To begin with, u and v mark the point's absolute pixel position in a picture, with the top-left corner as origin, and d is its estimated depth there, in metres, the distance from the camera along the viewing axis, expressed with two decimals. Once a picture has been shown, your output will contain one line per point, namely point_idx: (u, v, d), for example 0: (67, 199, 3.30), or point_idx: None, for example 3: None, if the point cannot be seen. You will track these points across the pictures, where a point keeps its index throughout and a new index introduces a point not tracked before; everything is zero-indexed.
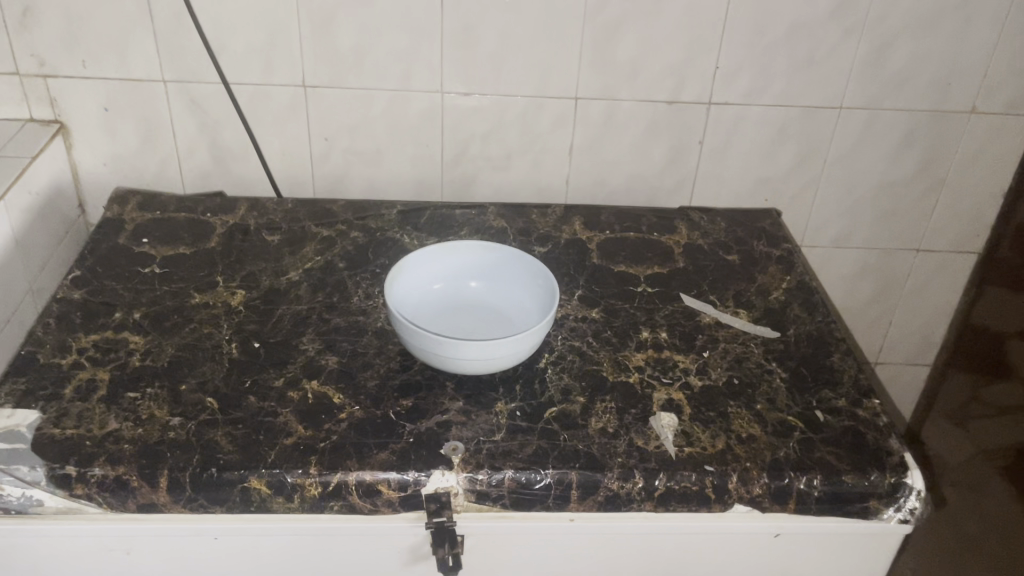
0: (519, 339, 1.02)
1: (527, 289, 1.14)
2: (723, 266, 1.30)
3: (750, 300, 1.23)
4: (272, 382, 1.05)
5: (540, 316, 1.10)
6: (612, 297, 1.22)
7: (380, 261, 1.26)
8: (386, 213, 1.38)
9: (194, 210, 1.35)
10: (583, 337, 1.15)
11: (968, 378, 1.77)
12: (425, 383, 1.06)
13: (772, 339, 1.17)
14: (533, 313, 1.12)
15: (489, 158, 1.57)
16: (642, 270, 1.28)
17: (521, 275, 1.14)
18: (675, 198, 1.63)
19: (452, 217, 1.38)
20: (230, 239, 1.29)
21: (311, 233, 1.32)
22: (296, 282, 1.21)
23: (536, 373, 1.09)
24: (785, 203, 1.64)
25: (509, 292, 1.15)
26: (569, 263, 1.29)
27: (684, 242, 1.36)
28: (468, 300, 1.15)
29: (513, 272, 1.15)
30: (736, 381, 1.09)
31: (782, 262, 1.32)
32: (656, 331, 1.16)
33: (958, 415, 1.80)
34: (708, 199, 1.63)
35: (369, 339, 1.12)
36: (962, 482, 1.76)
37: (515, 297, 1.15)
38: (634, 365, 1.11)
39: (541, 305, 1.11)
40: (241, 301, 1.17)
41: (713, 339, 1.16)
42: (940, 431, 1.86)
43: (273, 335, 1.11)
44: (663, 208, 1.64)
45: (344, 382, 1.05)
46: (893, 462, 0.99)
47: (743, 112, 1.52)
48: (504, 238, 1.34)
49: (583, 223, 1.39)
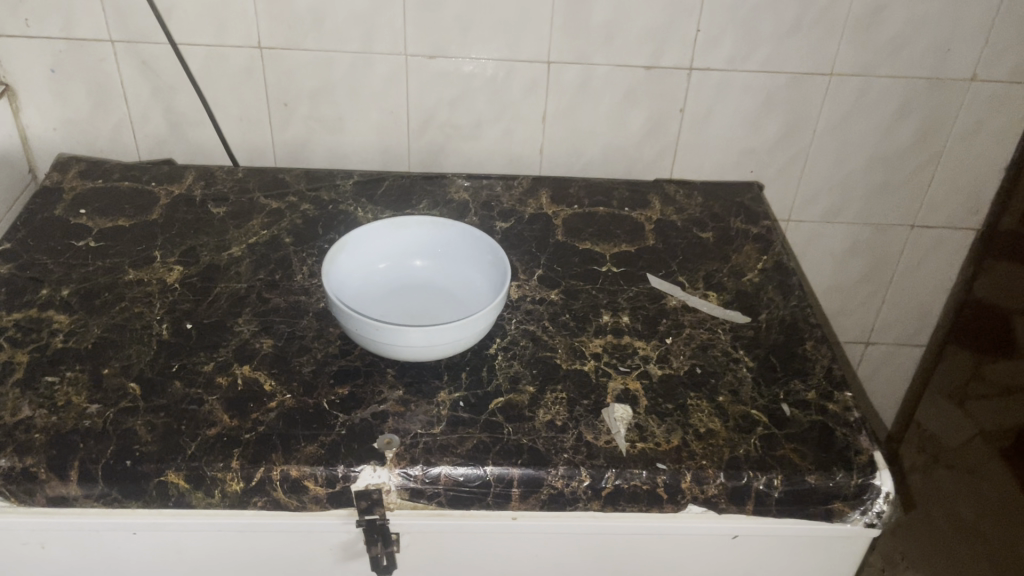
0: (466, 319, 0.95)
1: (477, 268, 1.06)
2: (695, 245, 1.22)
3: (721, 283, 1.16)
4: (201, 366, 0.98)
5: (491, 295, 1.03)
6: (573, 278, 1.15)
7: (329, 236, 1.19)
8: (342, 184, 1.30)
9: (139, 179, 1.28)
10: (538, 321, 1.07)
11: (965, 359, 1.69)
12: (364, 369, 0.99)
13: (741, 325, 1.09)
14: (483, 292, 1.04)
15: (458, 126, 1.49)
16: (609, 249, 1.21)
17: (471, 253, 1.07)
18: (654, 170, 1.55)
19: (412, 189, 1.30)
20: (173, 212, 1.22)
21: (259, 205, 1.24)
22: (238, 258, 1.14)
23: (484, 360, 1.02)
24: (771, 177, 1.55)
25: (459, 272, 1.08)
26: (532, 240, 1.21)
27: (656, 218, 1.27)
28: (414, 281, 1.08)
29: (463, 250, 1.08)
30: (699, 371, 1.02)
31: (760, 241, 1.24)
32: (618, 315, 1.09)
33: (954, 397, 1.73)
34: (690, 170, 1.55)
35: (309, 321, 1.05)
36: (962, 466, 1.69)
37: (465, 276, 1.07)
38: (591, 352, 1.03)
39: (492, 285, 1.03)
40: (177, 277, 1.10)
41: (678, 325, 1.08)
42: (936, 412, 1.78)
43: (207, 316, 1.05)
44: (643, 181, 1.56)
45: (277, 368, 0.99)
46: (861, 462, 0.92)
47: (727, 78, 1.43)
48: (465, 212, 1.26)
49: (551, 197, 1.31)
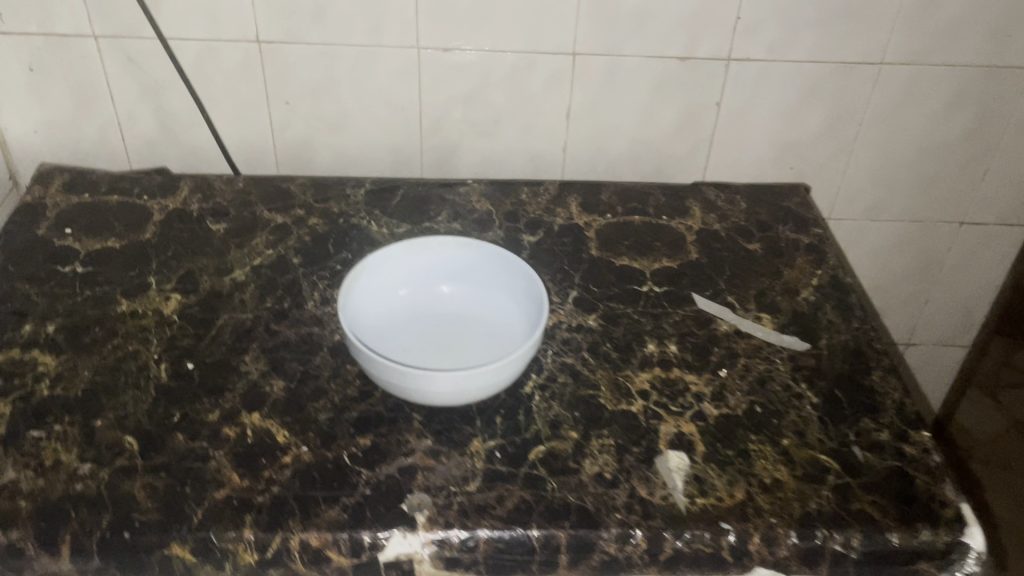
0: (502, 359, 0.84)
1: (509, 295, 0.96)
2: (743, 259, 1.12)
3: (775, 303, 1.05)
4: (205, 415, 0.88)
5: (527, 327, 0.92)
6: (612, 300, 1.04)
7: (341, 255, 1.08)
8: (353, 194, 1.19)
9: (129, 192, 1.17)
10: (577, 353, 0.97)
11: (1003, 350, 1.61)
12: (387, 415, 0.89)
13: (801, 353, 0.99)
14: (517, 322, 0.94)
15: (474, 124, 1.37)
16: (649, 265, 1.10)
17: (502, 278, 0.96)
18: (684, 174, 1.44)
19: (430, 199, 1.19)
20: (168, 230, 1.11)
21: (263, 220, 1.13)
22: (242, 284, 1.03)
23: (520, 401, 0.91)
24: (812, 174, 1.44)
25: (489, 298, 0.98)
26: (564, 256, 1.10)
27: (698, 228, 1.17)
28: (440, 308, 0.97)
29: (492, 274, 0.97)
30: (758, 410, 0.92)
31: (812, 253, 1.13)
32: (664, 344, 0.99)
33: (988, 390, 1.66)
34: (725, 169, 1.43)
35: (324, 358, 0.94)
36: (996, 462, 1.61)
37: (497, 304, 0.97)
38: (638, 389, 0.93)
39: (528, 315, 0.93)
40: (174, 308, 0.99)
41: (732, 354, 0.98)
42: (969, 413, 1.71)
43: (210, 354, 0.94)
44: (674, 181, 1.45)
45: (291, 415, 0.88)
46: (947, 516, 0.82)
47: (767, 69, 1.31)
48: (489, 224, 1.15)
49: (581, 204, 1.20)
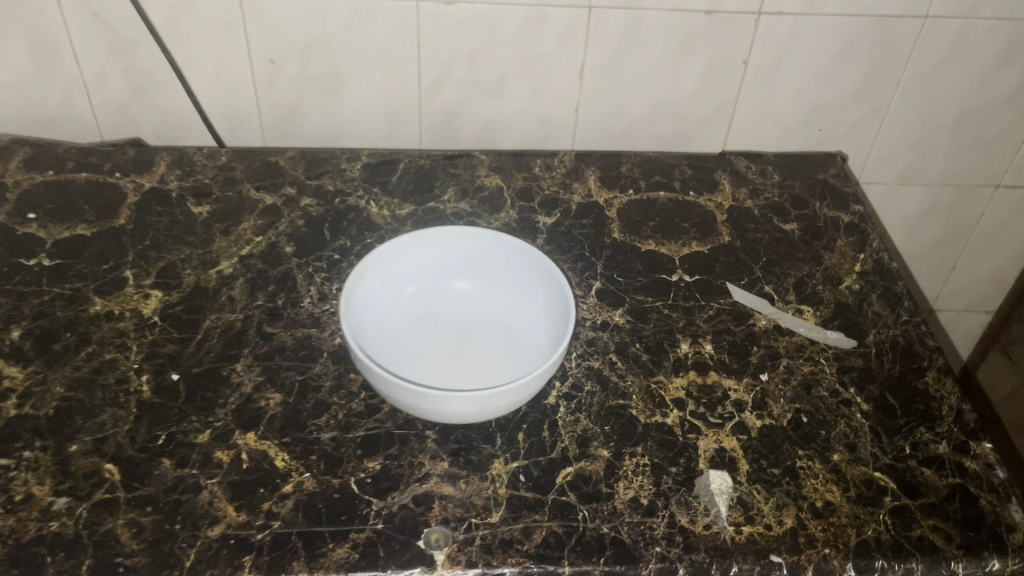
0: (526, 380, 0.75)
1: (529, 295, 0.87)
2: (779, 242, 1.02)
3: (816, 294, 0.96)
4: (194, 437, 0.78)
5: (552, 335, 0.83)
6: (639, 292, 0.95)
7: (338, 243, 0.98)
8: (349, 168, 1.08)
9: (99, 169, 1.05)
10: (604, 356, 0.88)
11: None
12: (398, 434, 0.80)
13: (848, 353, 0.90)
14: (540, 327, 0.85)
15: (479, 84, 1.25)
16: (677, 250, 1.00)
17: (520, 275, 0.87)
18: (704, 138, 1.33)
19: (434, 174, 1.08)
20: (144, 214, 0.99)
21: (250, 201, 1.02)
22: (230, 278, 0.93)
23: (544, 414, 0.82)
24: (842, 138, 1.34)
25: (507, 297, 0.88)
26: (583, 240, 1.01)
27: (728, 205, 1.07)
28: (452, 309, 0.88)
29: (509, 270, 0.87)
30: (805, 419, 0.84)
31: (853, 233, 1.04)
32: (699, 344, 0.90)
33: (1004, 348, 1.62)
34: (750, 132, 1.32)
35: (324, 366, 0.85)
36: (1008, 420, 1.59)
37: (516, 304, 0.88)
38: (673, 398, 0.85)
39: (552, 320, 0.84)
40: (155, 308, 0.89)
41: (773, 354, 0.89)
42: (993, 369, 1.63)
43: (196, 363, 0.84)
44: (693, 147, 1.34)
45: (290, 435, 0.79)
46: (1016, 542, 0.75)
47: (801, 24, 1.19)
48: (500, 203, 1.05)
49: (599, 179, 1.09)
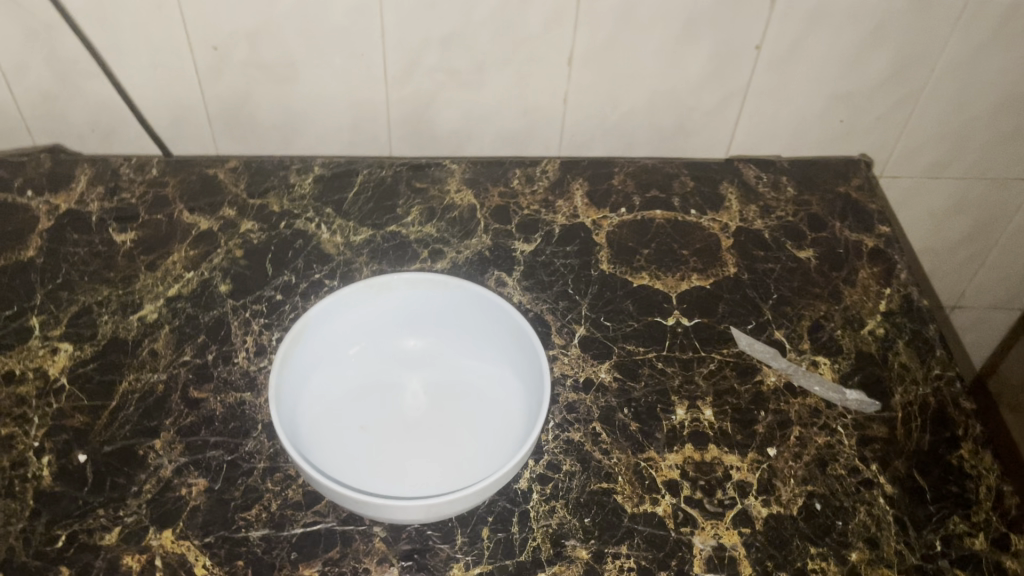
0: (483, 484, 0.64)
1: (501, 356, 0.76)
2: (792, 274, 0.89)
3: (834, 343, 0.83)
4: (100, 537, 0.67)
5: (525, 411, 0.72)
6: (630, 340, 0.82)
7: (282, 279, 0.84)
8: (299, 182, 0.94)
9: (9, 186, 0.91)
10: (587, 425, 0.75)
11: None
12: (340, 532, 0.68)
13: (870, 419, 0.78)
14: (514, 397, 0.74)
15: (454, 72, 1.09)
16: (675, 285, 0.87)
17: (490, 334, 0.76)
18: (709, 131, 1.17)
19: (397, 188, 0.94)
20: (58, 244, 0.86)
21: (182, 226, 0.89)
22: (153, 326, 0.80)
23: (514, 503, 0.70)
24: (865, 131, 1.18)
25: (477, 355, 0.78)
26: (567, 273, 0.87)
27: (734, 227, 0.93)
28: (414, 367, 0.78)
29: (479, 326, 0.76)
30: (819, 507, 0.72)
31: (878, 262, 0.90)
32: (697, 409, 0.77)
33: None
34: (762, 124, 1.17)
35: (258, 442, 0.73)
36: None
37: (487, 363, 0.77)
38: (665, 481, 0.73)
39: (526, 393, 0.73)
40: (63, 368, 0.76)
41: (784, 422, 0.77)
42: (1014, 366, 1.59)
43: (107, 439, 0.72)
44: (696, 140, 1.18)
45: (214, 534, 0.67)
46: None
47: (825, 5, 1.02)
48: (471, 225, 0.91)
49: (587, 194, 0.95)
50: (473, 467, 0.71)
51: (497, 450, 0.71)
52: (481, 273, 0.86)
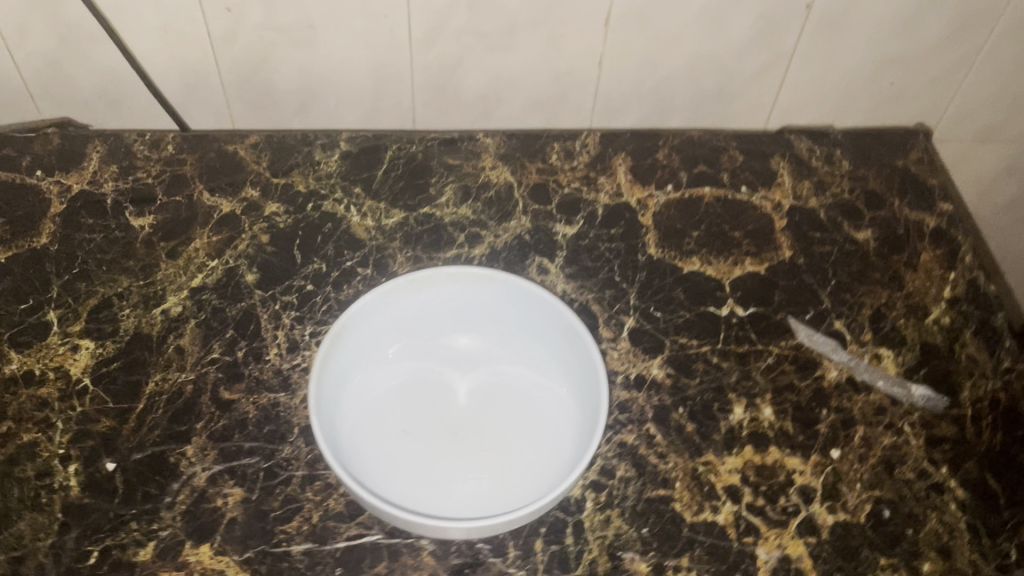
0: (525, 510, 0.62)
1: (556, 365, 0.72)
2: (850, 259, 0.84)
3: (897, 333, 0.79)
4: (134, 553, 0.63)
5: (577, 429, 0.70)
6: (683, 331, 0.77)
7: (311, 267, 0.79)
8: (324, 159, 0.88)
9: (16, 164, 0.86)
10: (641, 427, 0.71)
11: None
12: (386, 545, 0.64)
13: (938, 418, 0.73)
14: (567, 410, 0.71)
15: (485, 35, 0.97)
16: (727, 270, 0.82)
17: (545, 340, 0.72)
18: (751, 97, 1.09)
19: (429, 165, 0.89)
20: (72, 230, 0.81)
21: (203, 209, 0.83)
22: (179, 321, 0.76)
23: (567, 513, 0.67)
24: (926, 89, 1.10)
25: (529, 360, 0.75)
26: (613, 258, 0.82)
27: (788, 205, 0.88)
28: (462, 366, 0.75)
29: (534, 331, 0.73)
30: (887, 514, 0.68)
31: (940, 244, 0.85)
32: (756, 408, 0.73)
33: None
34: (807, 88, 1.09)
35: (295, 448, 0.69)
36: None
37: (540, 369, 0.74)
38: (725, 487, 0.69)
39: (579, 410, 0.70)
40: (85, 367, 0.72)
41: (848, 422, 0.73)
42: None
43: (136, 446, 0.68)
44: (742, 105, 1.09)
45: (253, 548, 0.64)
46: None
47: None
48: (509, 206, 0.86)
49: (631, 170, 0.89)
50: (523, 474, 0.69)
51: (542, 468, 0.69)
52: (523, 260, 0.81)
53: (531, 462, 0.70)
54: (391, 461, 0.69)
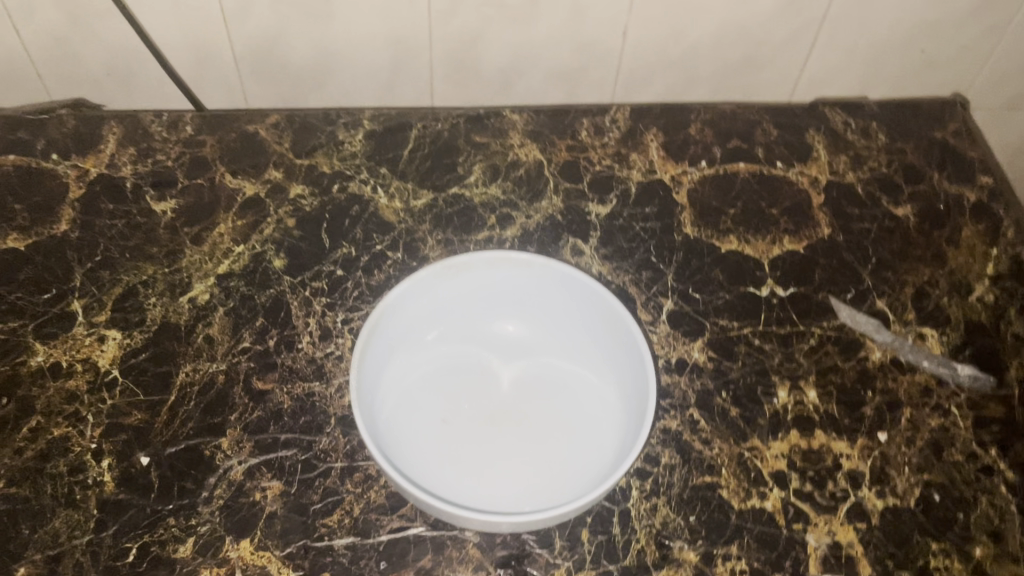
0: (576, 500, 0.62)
1: (602, 359, 0.72)
2: (889, 235, 0.82)
3: (940, 311, 0.77)
4: (173, 550, 0.61)
5: (620, 423, 0.69)
6: (723, 313, 0.75)
7: (341, 252, 0.77)
8: (348, 139, 0.86)
9: (31, 148, 0.83)
10: (684, 412, 0.70)
11: None
12: (430, 537, 0.63)
13: (985, 398, 0.72)
14: (610, 406, 0.71)
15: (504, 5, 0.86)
16: (766, 249, 0.80)
17: (588, 328, 0.72)
18: (784, 70, 0.97)
19: (456, 144, 0.86)
20: (92, 216, 0.79)
21: (227, 193, 0.81)
22: (208, 309, 0.74)
23: (613, 501, 0.65)
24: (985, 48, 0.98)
25: (575, 354, 0.74)
26: (648, 237, 0.80)
27: (825, 181, 0.86)
28: (507, 357, 0.75)
29: (580, 322, 0.73)
30: (937, 497, 0.67)
31: (981, 219, 0.83)
32: (800, 391, 0.72)
33: None
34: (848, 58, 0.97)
35: (332, 438, 0.67)
36: None
37: (585, 363, 0.74)
38: (773, 472, 0.67)
39: (623, 404, 0.70)
40: (113, 358, 0.70)
41: (894, 404, 0.71)
42: None
43: (169, 439, 0.66)
44: (773, 79, 0.98)
45: (295, 542, 0.62)
46: None
47: None
48: (540, 186, 0.83)
49: (663, 146, 0.87)
50: (568, 462, 0.69)
51: (582, 460, 0.69)
52: (556, 241, 0.79)
53: (572, 454, 0.69)
54: (434, 451, 0.69)
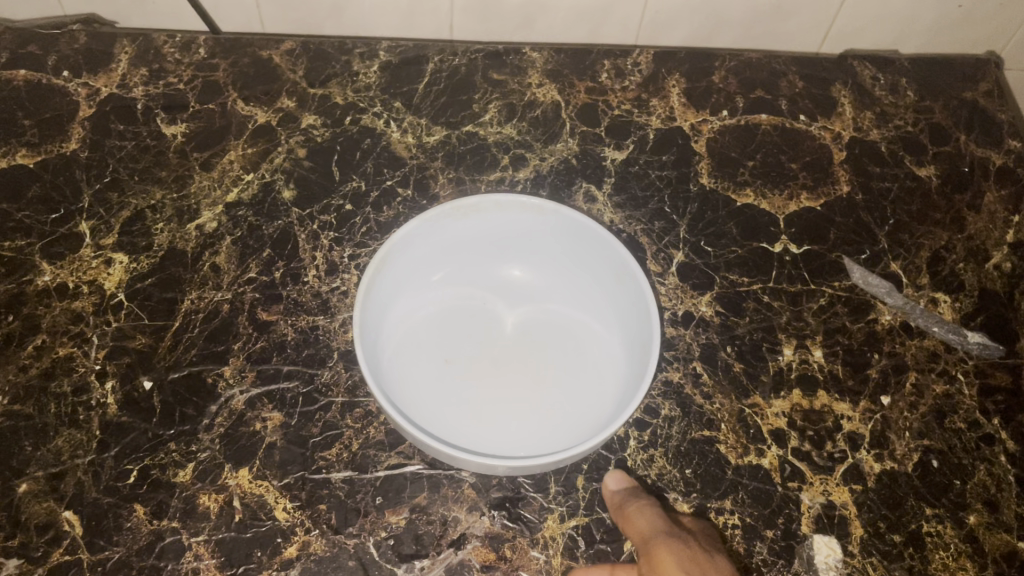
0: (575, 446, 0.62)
1: (609, 305, 0.72)
2: (909, 197, 0.80)
3: (955, 278, 0.76)
4: (173, 475, 0.62)
5: (621, 375, 0.69)
6: (734, 267, 0.75)
7: (350, 186, 0.77)
8: (363, 70, 0.84)
9: (41, 63, 0.82)
10: (687, 364, 0.69)
11: None
12: (427, 475, 0.63)
13: (992, 368, 0.71)
14: (613, 358, 0.71)
15: None
16: (782, 205, 0.79)
17: (597, 274, 0.72)
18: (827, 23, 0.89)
19: (473, 80, 0.85)
20: (103, 136, 0.78)
21: (238, 120, 0.80)
22: (215, 237, 0.73)
23: (610, 450, 0.65)
24: None
25: (583, 303, 0.74)
26: (663, 186, 0.79)
27: (848, 137, 0.84)
28: (514, 299, 0.75)
29: (589, 268, 0.72)
30: (935, 463, 0.67)
31: (1005, 185, 0.81)
32: (806, 350, 0.71)
33: None
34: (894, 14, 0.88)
35: (335, 373, 0.67)
36: None
37: (592, 313, 0.74)
38: (773, 431, 0.67)
39: (626, 356, 0.69)
40: (119, 282, 0.70)
41: (900, 368, 0.71)
42: None
43: (172, 365, 0.67)
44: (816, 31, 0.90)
45: (292, 473, 0.62)
46: None
47: None
48: (556, 129, 0.82)
49: (684, 93, 0.85)
50: (567, 407, 0.69)
51: (581, 407, 0.69)
52: (569, 186, 0.78)
53: (572, 399, 0.69)
54: (435, 386, 0.69)
